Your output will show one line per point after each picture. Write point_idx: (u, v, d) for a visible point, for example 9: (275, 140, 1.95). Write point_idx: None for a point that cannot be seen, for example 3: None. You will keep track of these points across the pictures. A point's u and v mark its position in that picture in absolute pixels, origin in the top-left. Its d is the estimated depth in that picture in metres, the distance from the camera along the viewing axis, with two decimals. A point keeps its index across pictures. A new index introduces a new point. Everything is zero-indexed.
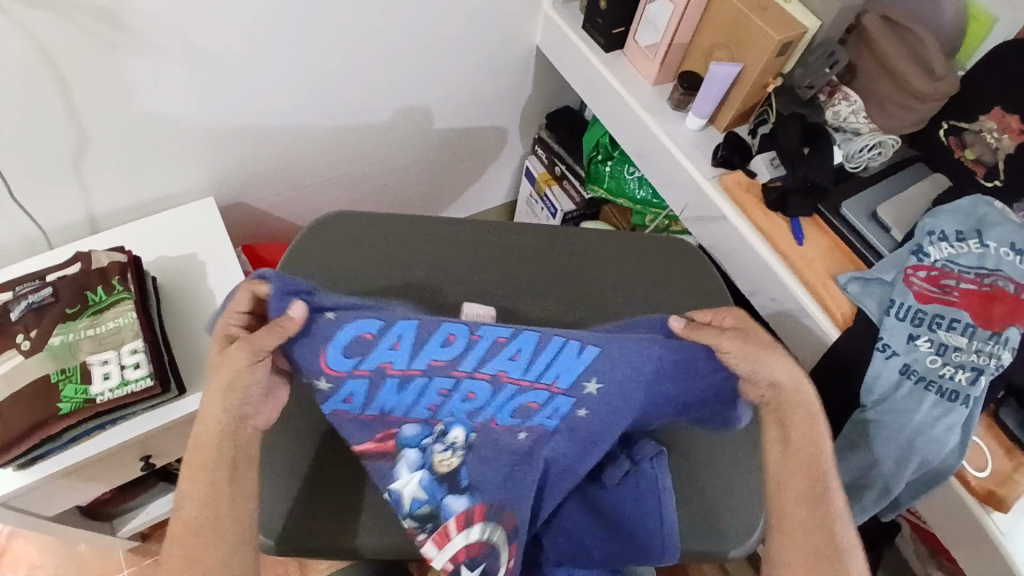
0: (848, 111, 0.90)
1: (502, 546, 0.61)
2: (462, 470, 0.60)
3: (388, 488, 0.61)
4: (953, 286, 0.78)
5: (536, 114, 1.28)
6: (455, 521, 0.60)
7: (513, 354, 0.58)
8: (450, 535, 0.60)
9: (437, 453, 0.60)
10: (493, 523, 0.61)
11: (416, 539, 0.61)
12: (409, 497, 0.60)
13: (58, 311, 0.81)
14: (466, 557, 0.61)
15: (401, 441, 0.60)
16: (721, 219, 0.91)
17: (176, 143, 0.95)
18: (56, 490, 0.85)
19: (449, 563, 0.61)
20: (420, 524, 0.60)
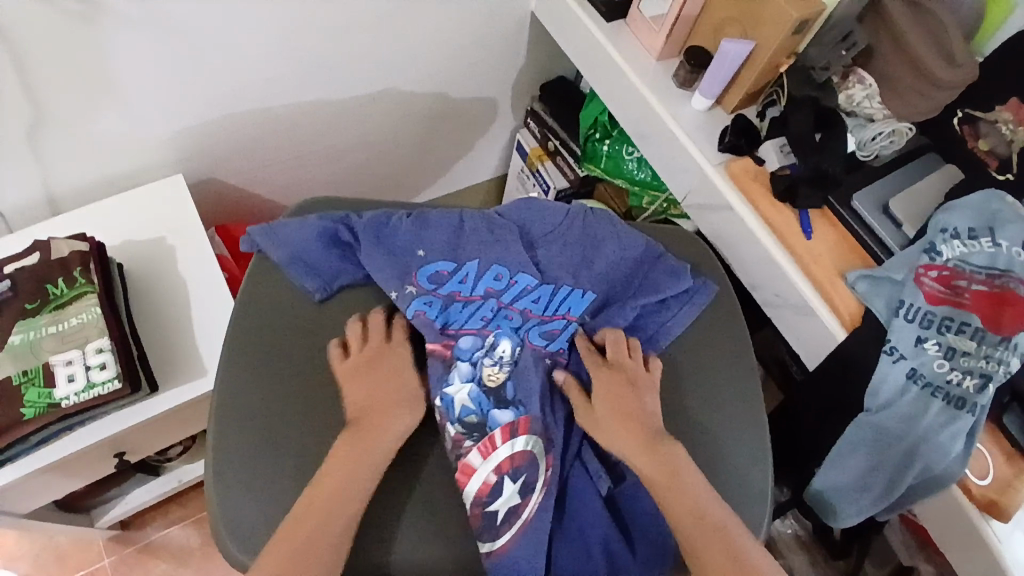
0: (862, 95, 0.86)
1: (541, 458, 0.65)
2: (510, 381, 0.68)
3: (442, 392, 0.67)
4: (965, 287, 0.74)
5: (528, 84, 1.21)
6: (501, 432, 0.65)
7: (536, 297, 0.72)
8: (496, 445, 0.65)
9: (488, 366, 0.68)
10: (536, 439, 0.65)
11: (462, 447, 0.65)
12: (460, 403, 0.67)
13: (17, 306, 0.75)
14: (509, 468, 0.64)
15: (459, 353, 0.69)
16: (726, 209, 0.87)
17: (140, 118, 0.87)
18: (26, 491, 0.80)
19: (492, 474, 0.64)
20: (469, 432, 0.66)
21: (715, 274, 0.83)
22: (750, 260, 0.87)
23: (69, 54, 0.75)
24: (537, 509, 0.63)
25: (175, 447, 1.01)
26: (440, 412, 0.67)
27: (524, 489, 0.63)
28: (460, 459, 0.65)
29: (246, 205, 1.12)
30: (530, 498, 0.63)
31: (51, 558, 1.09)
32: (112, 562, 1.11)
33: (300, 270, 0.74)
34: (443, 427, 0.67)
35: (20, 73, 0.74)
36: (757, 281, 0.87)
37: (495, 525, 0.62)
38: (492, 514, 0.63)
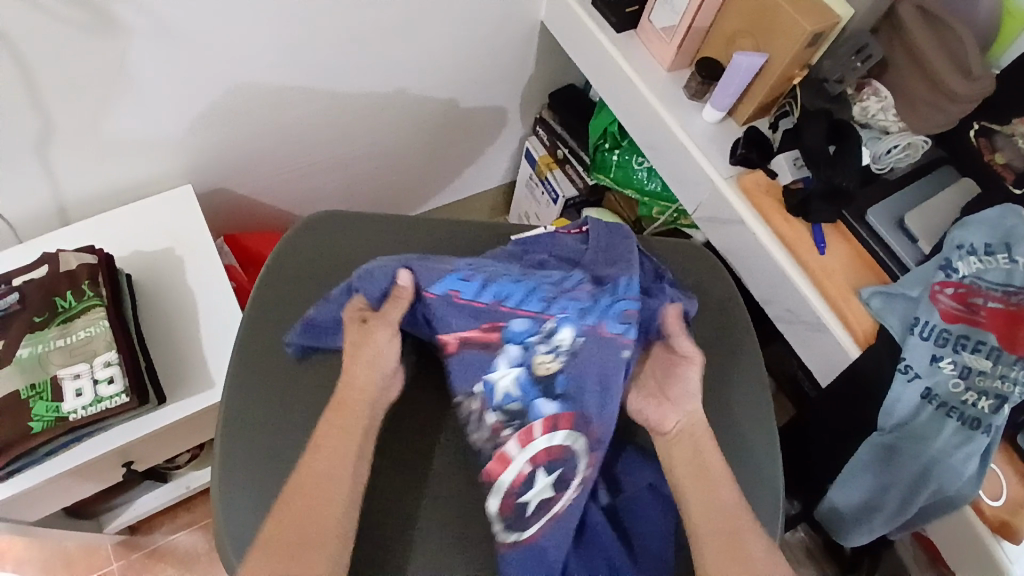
0: (877, 107, 0.85)
1: (582, 455, 0.61)
2: (563, 374, 0.62)
3: (484, 377, 0.63)
4: (981, 304, 0.73)
5: (538, 92, 1.20)
6: (542, 423, 0.61)
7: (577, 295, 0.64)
8: (535, 436, 0.61)
9: (541, 353, 0.63)
10: (578, 433, 0.61)
11: (501, 436, 0.62)
12: (503, 390, 0.63)
13: (25, 319, 0.75)
14: (545, 460, 0.61)
15: (506, 335, 0.63)
16: (737, 223, 0.86)
17: (148, 128, 0.87)
18: (33, 501, 0.80)
19: (526, 465, 0.61)
20: (508, 419, 0.62)
21: (727, 288, 0.81)
22: (761, 274, 0.86)
23: (78, 67, 0.75)
24: (569, 505, 0.61)
25: (183, 455, 1.01)
26: (480, 399, 0.63)
27: (557, 484, 0.61)
28: (497, 449, 0.62)
29: (253, 215, 1.12)
30: (563, 488, 0.61)
31: (59, 564, 1.10)
32: (119, 568, 1.11)
33: (311, 333, 0.70)
34: (483, 416, 0.63)
35: (29, 85, 0.74)
36: (768, 295, 0.86)
37: (523, 517, 0.60)
38: (522, 511, 0.60)
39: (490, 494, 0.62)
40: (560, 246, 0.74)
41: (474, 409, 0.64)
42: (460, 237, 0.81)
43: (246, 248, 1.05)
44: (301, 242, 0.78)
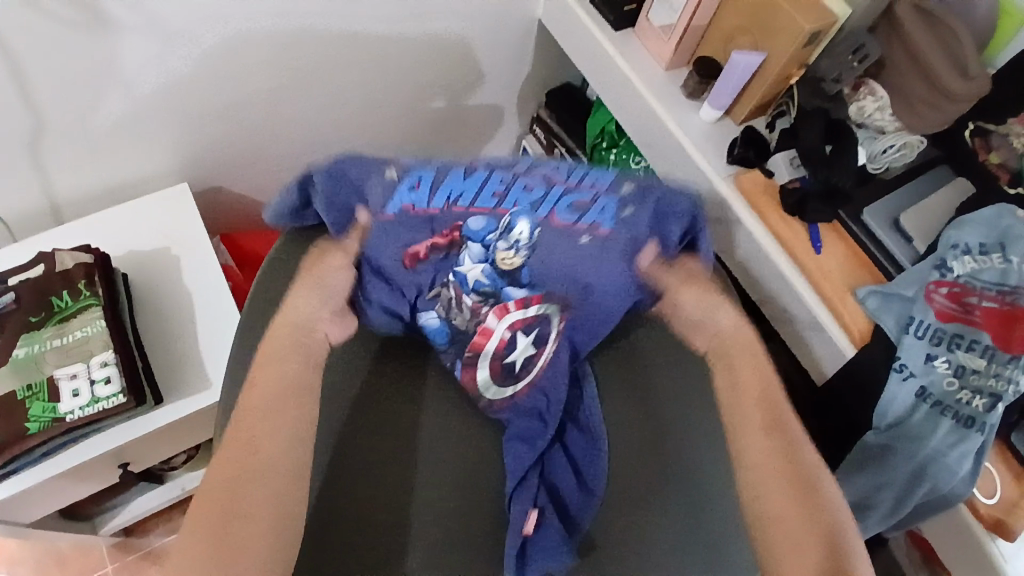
0: (874, 107, 0.85)
1: (553, 315, 0.72)
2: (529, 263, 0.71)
3: (453, 272, 0.71)
4: (975, 304, 0.73)
5: (534, 90, 1.20)
6: (515, 302, 0.71)
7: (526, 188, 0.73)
8: (509, 310, 0.71)
9: (501, 249, 0.70)
10: (548, 305, 0.71)
11: (479, 314, 0.71)
12: (472, 279, 0.71)
13: (20, 319, 0.75)
14: (522, 325, 0.71)
15: (466, 234, 0.71)
16: (734, 223, 0.86)
17: (143, 126, 0.87)
18: (29, 503, 0.80)
19: (507, 331, 0.71)
20: (482, 299, 0.71)
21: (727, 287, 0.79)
22: (758, 274, 0.86)
23: (73, 63, 0.75)
24: (547, 360, 0.73)
25: (180, 455, 1.01)
26: (454, 288, 0.71)
27: (535, 342, 0.72)
28: (477, 327, 0.72)
29: (249, 214, 1.12)
30: (540, 344, 0.72)
31: (54, 565, 1.10)
32: (115, 569, 1.11)
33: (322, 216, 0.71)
34: (461, 301, 0.71)
35: (22, 82, 0.73)
36: (764, 294, 0.87)
37: (514, 374, 0.72)
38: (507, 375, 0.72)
39: (476, 367, 0.72)
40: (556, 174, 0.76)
41: (449, 299, 0.71)
42: None
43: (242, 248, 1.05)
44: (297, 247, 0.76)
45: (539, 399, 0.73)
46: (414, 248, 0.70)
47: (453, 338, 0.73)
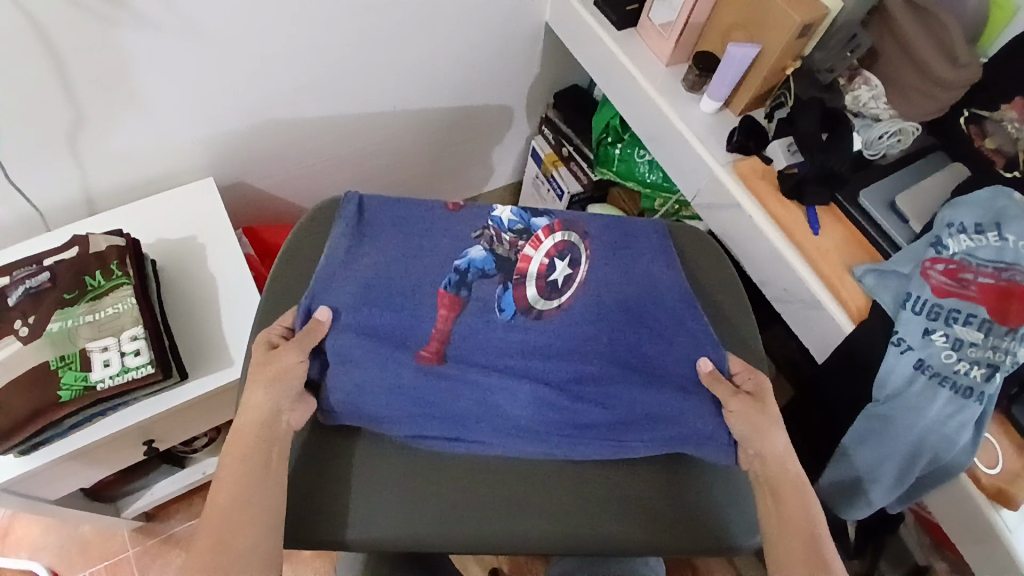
0: (868, 96, 0.88)
1: (578, 243, 0.79)
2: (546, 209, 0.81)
3: (490, 216, 0.79)
4: (971, 279, 0.75)
5: (544, 92, 1.26)
6: (543, 231, 0.79)
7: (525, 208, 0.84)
8: (542, 240, 0.78)
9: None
10: (569, 231, 0.80)
11: (516, 246, 0.77)
12: (506, 217, 0.80)
13: (55, 295, 0.79)
14: (557, 252, 0.77)
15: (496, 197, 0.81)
16: (734, 207, 0.89)
17: (173, 122, 0.92)
18: (58, 475, 0.84)
19: (545, 258, 0.77)
20: (519, 235, 0.79)
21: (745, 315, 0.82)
22: (759, 259, 0.89)
23: (109, 60, 0.80)
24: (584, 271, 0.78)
25: (200, 438, 1.04)
26: (494, 228, 0.79)
27: (571, 264, 0.78)
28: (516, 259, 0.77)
29: (271, 210, 1.17)
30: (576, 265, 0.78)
31: (76, 550, 1.13)
32: (135, 554, 1.14)
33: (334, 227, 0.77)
34: (500, 236, 0.78)
35: (63, 77, 0.79)
36: (765, 276, 0.89)
37: (557, 288, 0.75)
38: (553, 288, 0.75)
39: (524, 285, 0.75)
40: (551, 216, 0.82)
41: (491, 236, 0.78)
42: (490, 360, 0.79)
43: (263, 240, 1.10)
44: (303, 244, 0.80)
45: (582, 308, 0.75)
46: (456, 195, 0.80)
47: (499, 263, 0.76)
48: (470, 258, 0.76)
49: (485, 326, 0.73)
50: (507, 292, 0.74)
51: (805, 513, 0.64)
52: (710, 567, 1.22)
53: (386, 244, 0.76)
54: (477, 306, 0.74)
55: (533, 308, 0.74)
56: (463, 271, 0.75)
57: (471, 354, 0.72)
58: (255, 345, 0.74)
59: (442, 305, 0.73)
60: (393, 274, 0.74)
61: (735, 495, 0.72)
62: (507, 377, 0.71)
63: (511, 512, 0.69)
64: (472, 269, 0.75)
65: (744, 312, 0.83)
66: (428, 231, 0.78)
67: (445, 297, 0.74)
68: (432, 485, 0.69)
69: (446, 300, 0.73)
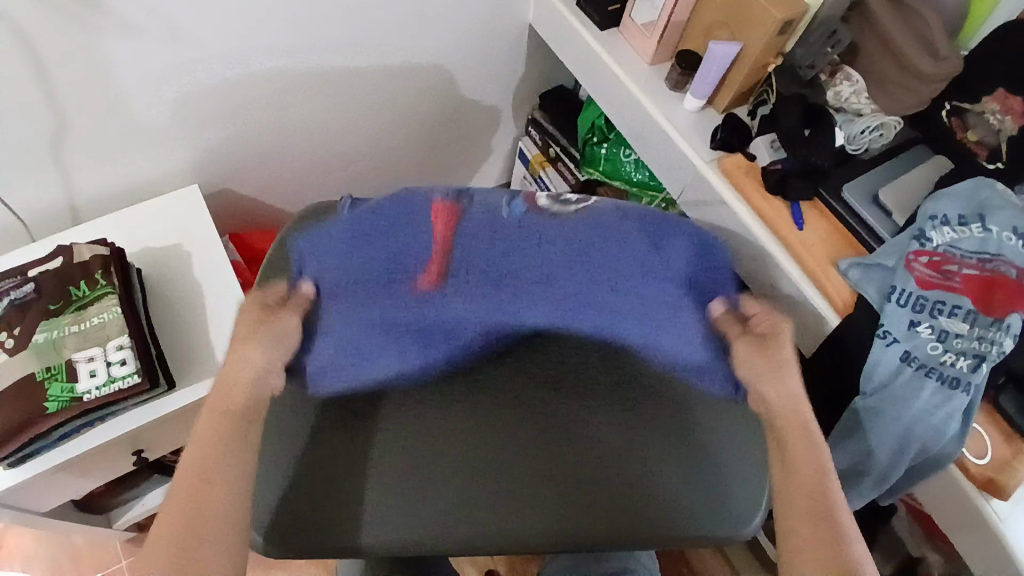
0: (849, 91, 0.89)
1: None
2: None
3: None
4: (955, 271, 0.75)
5: (529, 93, 1.26)
6: None
7: None
8: None
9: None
10: None
11: None
12: None
13: (40, 306, 0.79)
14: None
15: None
16: (719, 203, 0.90)
17: (157, 129, 0.92)
18: (46, 488, 0.83)
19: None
20: None
21: None
22: (746, 255, 0.89)
23: (91, 68, 0.80)
24: None
25: None
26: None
27: None
28: None
29: (258, 216, 1.17)
30: None
31: (68, 561, 1.12)
32: (128, 564, 1.13)
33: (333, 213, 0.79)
34: None
35: (45, 86, 0.79)
36: (752, 272, 0.89)
37: None
38: None
39: None
40: None
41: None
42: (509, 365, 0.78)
43: (250, 246, 1.10)
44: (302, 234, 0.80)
45: (606, 206, 0.64)
46: None
47: None
48: None
49: (497, 228, 0.62)
50: None
51: (815, 466, 0.60)
52: (706, 564, 1.22)
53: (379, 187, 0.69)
54: None
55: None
56: (464, 187, 0.66)
57: (478, 266, 0.60)
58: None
59: (438, 218, 0.61)
60: (380, 209, 0.62)
61: (738, 475, 0.70)
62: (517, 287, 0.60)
63: (514, 508, 0.69)
64: (473, 190, 0.66)
65: None
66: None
67: (441, 211, 0.62)
68: (441, 487, 0.69)
69: (441, 207, 0.62)
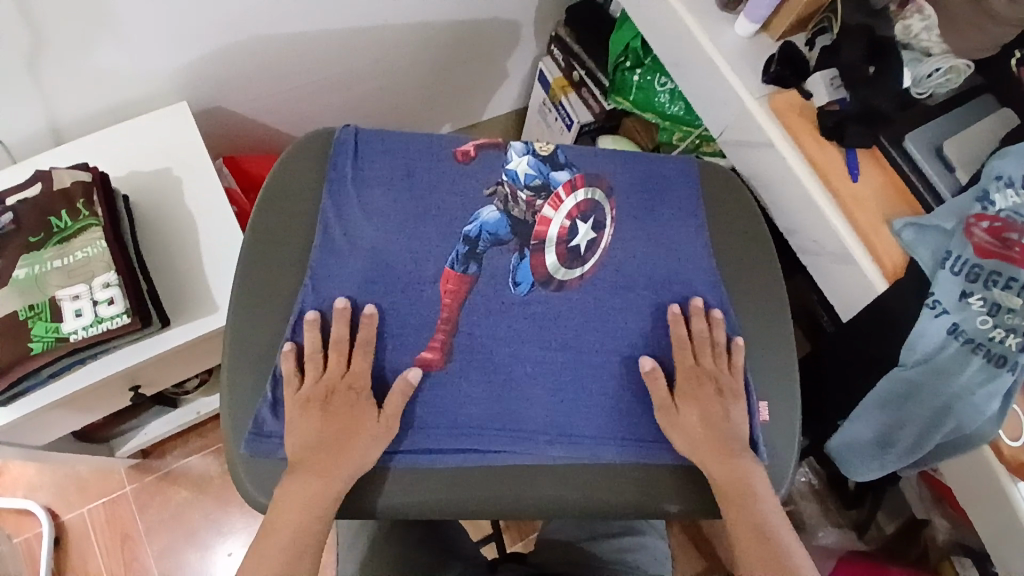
0: (920, 26, 0.76)
1: (603, 202, 0.77)
2: (560, 149, 0.78)
3: (504, 169, 0.76)
4: (1017, 240, 0.68)
5: (555, 6, 1.14)
6: (564, 188, 0.76)
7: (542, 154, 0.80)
8: (562, 199, 0.76)
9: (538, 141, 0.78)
10: (593, 186, 0.77)
11: (535, 206, 0.75)
12: (523, 172, 0.76)
13: (21, 238, 0.73)
14: (578, 213, 0.75)
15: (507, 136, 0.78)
16: (766, 145, 0.82)
17: (144, 42, 0.82)
18: (42, 425, 0.81)
19: (566, 220, 0.75)
20: (536, 193, 0.75)
21: (771, 278, 0.78)
22: (789, 205, 0.83)
23: None
24: (611, 240, 0.75)
25: (192, 379, 1.01)
26: (508, 185, 0.75)
27: (595, 228, 0.75)
28: (535, 223, 0.74)
29: (256, 137, 1.08)
30: (604, 231, 0.75)
31: (72, 487, 1.12)
32: (133, 491, 1.13)
33: (330, 201, 0.73)
34: (516, 195, 0.75)
35: None
36: (794, 224, 0.83)
37: (580, 256, 0.74)
38: (574, 255, 0.74)
39: (544, 252, 0.73)
40: (585, 158, 0.78)
41: (505, 194, 0.74)
42: (547, 329, 0.72)
43: (247, 171, 1.02)
44: (276, 217, 0.73)
45: (606, 277, 0.74)
46: (463, 146, 0.76)
47: (515, 229, 0.74)
48: (482, 219, 0.73)
49: (497, 306, 0.72)
50: (524, 262, 0.73)
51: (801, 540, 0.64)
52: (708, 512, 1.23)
53: (384, 202, 0.73)
54: (490, 279, 0.72)
55: (553, 278, 0.73)
56: (474, 237, 0.73)
57: (478, 354, 0.70)
58: (233, 326, 0.70)
59: (447, 283, 0.71)
60: (392, 258, 0.71)
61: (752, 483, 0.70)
62: (516, 379, 0.70)
63: (520, 500, 0.67)
64: (484, 234, 0.73)
65: (770, 277, 0.78)
66: (412, 179, 0.74)
67: (451, 277, 0.71)
68: (447, 477, 0.67)
69: (453, 281, 0.71)
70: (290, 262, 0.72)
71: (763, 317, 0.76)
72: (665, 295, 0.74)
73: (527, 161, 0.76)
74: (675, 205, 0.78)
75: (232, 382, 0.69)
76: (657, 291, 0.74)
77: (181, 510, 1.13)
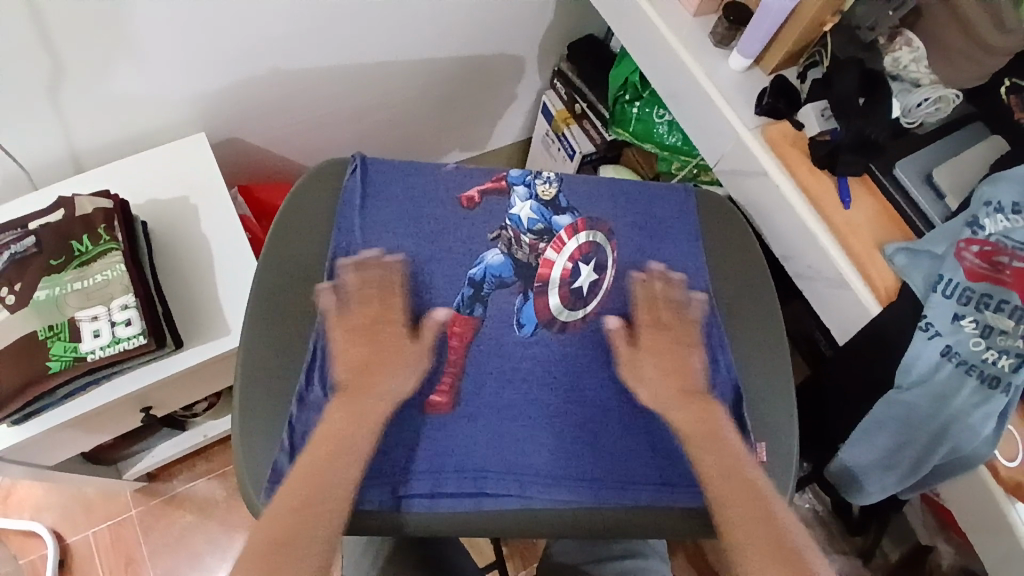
0: (909, 58, 0.80)
1: (605, 244, 0.79)
2: (562, 193, 0.81)
3: (507, 214, 0.79)
4: (1007, 263, 0.70)
5: (557, 42, 1.19)
6: (565, 231, 0.78)
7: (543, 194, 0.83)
8: (565, 241, 0.78)
9: (539, 185, 0.80)
10: (594, 229, 0.79)
11: (538, 249, 0.77)
12: (526, 217, 0.78)
13: (42, 261, 0.76)
14: (580, 256, 0.78)
15: (510, 180, 0.81)
16: (761, 175, 0.84)
17: (165, 74, 0.86)
18: (54, 444, 0.82)
19: (568, 262, 0.77)
20: (539, 236, 0.78)
21: (769, 304, 0.79)
22: (784, 233, 0.85)
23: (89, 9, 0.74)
24: (613, 282, 0.78)
25: (201, 403, 1.02)
26: (512, 229, 0.78)
27: (597, 269, 0.78)
28: (539, 266, 0.77)
29: (268, 167, 1.12)
30: (605, 273, 0.78)
31: (78, 510, 1.13)
32: (138, 514, 1.14)
33: (339, 243, 0.76)
34: (519, 238, 0.77)
35: (43, 27, 0.73)
36: (789, 250, 0.85)
37: (583, 297, 0.76)
38: (575, 297, 0.76)
39: (546, 294, 0.76)
40: (586, 201, 0.81)
41: (508, 238, 0.77)
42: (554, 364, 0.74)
43: (259, 199, 1.06)
44: (287, 256, 0.76)
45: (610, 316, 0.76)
46: (468, 190, 0.79)
47: (518, 272, 0.77)
48: (486, 263, 0.76)
49: (503, 345, 0.74)
50: (528, 304, 0.75)
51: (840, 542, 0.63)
52: None
53: (393, 247, 0.76)
54: (497, 321, 0.75)
55: (556, 320, 0.75)
56: (478, 280, 0.76)
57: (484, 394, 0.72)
58: (243, 362, 0.72)
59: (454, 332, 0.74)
60: (401, 298, 0.74)
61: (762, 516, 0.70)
62: (523, 421, 0.71)
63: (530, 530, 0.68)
64: (489, 277, 0.76)
65: (767, 303, 0.80)
66: (419, 222, 0.77)
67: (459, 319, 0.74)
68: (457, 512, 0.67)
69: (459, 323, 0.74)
70: (298, 304, 0.74)
71: (759, 340, 0.78)
72: (669, 332, 0.76)
73: (528, 207, 0.79)
74: (675, 242, 0.81)
75: (246, 433, 0.69)
76: (662, 326, 0.76)
77: (184, 534, 1.14)
